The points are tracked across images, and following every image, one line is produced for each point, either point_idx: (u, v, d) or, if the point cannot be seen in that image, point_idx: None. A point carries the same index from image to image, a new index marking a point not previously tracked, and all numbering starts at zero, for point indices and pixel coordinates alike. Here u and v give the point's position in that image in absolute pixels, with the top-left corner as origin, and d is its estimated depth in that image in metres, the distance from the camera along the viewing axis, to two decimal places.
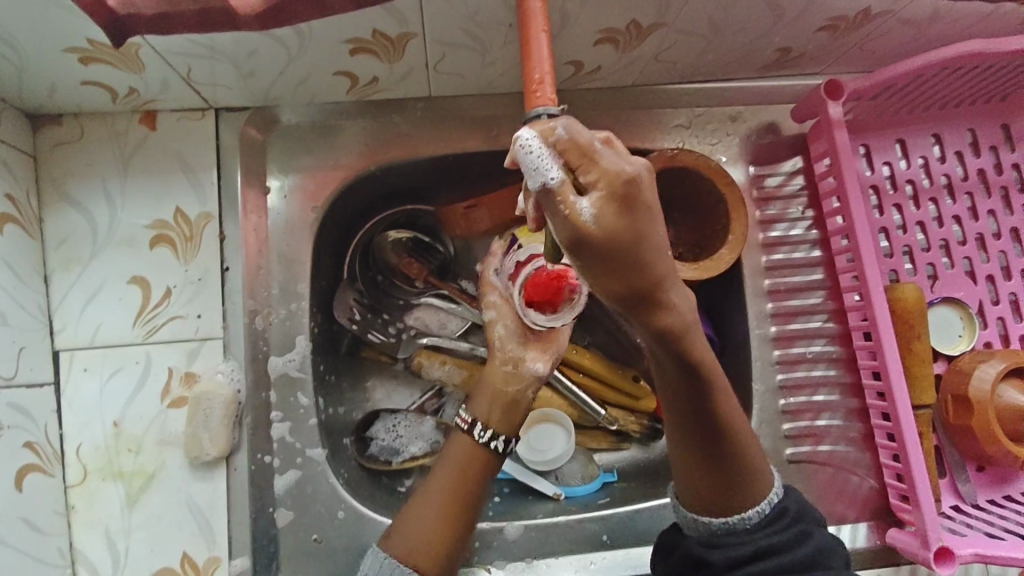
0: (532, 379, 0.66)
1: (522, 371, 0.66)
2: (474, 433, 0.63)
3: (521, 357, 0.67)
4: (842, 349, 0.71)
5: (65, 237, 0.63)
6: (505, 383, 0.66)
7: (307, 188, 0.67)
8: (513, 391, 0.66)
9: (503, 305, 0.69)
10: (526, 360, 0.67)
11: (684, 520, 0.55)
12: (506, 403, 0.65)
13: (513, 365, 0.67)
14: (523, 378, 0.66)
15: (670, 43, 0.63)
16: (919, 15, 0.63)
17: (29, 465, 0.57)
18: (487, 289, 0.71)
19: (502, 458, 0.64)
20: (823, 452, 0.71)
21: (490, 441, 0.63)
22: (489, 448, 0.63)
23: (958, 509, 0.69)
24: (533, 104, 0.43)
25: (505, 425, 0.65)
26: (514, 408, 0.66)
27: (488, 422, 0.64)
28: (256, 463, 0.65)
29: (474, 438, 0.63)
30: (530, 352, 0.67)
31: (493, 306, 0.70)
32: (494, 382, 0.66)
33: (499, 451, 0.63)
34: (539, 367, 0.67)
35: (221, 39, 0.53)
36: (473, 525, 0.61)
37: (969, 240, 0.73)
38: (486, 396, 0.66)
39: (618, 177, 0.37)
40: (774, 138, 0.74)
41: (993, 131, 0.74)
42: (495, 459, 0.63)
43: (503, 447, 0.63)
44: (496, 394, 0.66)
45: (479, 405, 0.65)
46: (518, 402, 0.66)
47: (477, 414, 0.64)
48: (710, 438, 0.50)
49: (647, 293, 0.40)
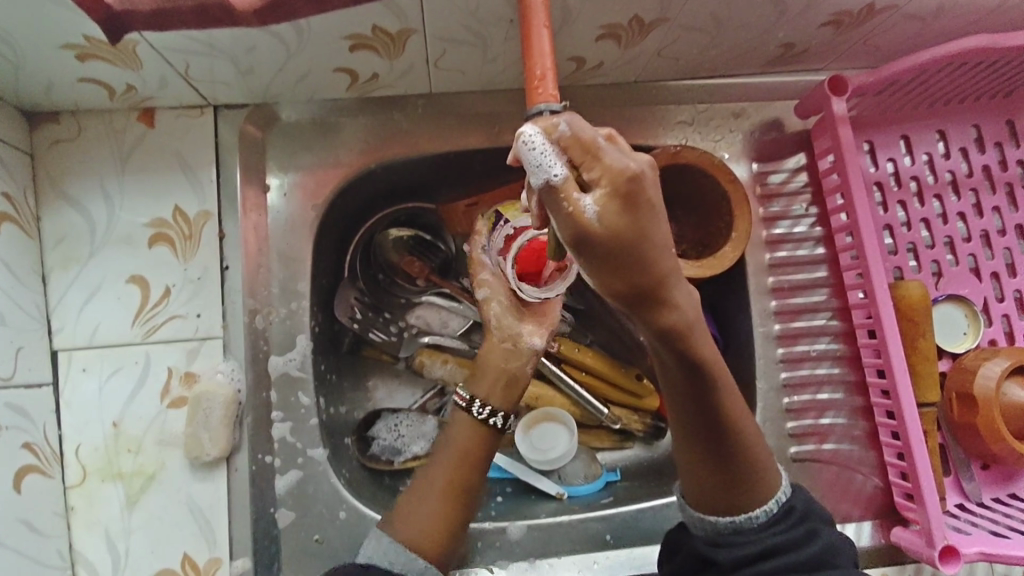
0: (531, 354, 0.66)
1: (521, 347, 0.66)
2: (474, 410, 0.63)
3: (518, 332, 0.66)
4: (846, 347, 0.71)
5: (63, 236, 0.63)
6: (505, 361, 0.65)
7: (307, 187, 0.66)
8: (513, 368, 0.65)
9: (495, 281, 0.67)
10: (524, 336, 0.66)
11: (689, 518, 0.55)
12: (506, 380, 0.65)
13: (511, 342, 0.66)
14: (522, 354, 0.65)
15: (673, 39, 0.63)
16: (924, 10, 0.62)
17: (27, 466, 0.57)
18: (476, 267, 0.69)
19: (501, 435, 0.64)
20: (827, 450, 0.70)
21: (490, 418, 0.63)
22: (488, 425, 0.63)
23: (963, 508, 0.68)
24: (535, 100, 0.42)
25: (506, 400, 0.64)
26: (514, 384, 0.65)
27: (489, 399, 0.64)
28: (257, 463, 0.64)
29: (474, 416, 0.63)
30: (527, 326, 0.67)
31: (484, 285, 0.68)
32: (492, 361, 0.65)
33: (499, 428, 0.63)
34: (537, 341, 0.66)
35: (219, 36, 0.53)
36: (472, 513, 0.61)
37: (973, 236, 0.72)
38: (485, 376, 0.65)
39: (622, 174, 0.37)
40: (778, 135, 0.73)
41: (998, 127, 0.74)
42: (494, 436, 0.63)
43: (503, 423, 0.63)
44: (496, 372, 0.65)
45: (478, 385, 0.64)
46: (519, 378, 0.65)
47: (477, 392, 0.64)
48: (715, 436, 0.49)
49: (649, 292, 0.39)
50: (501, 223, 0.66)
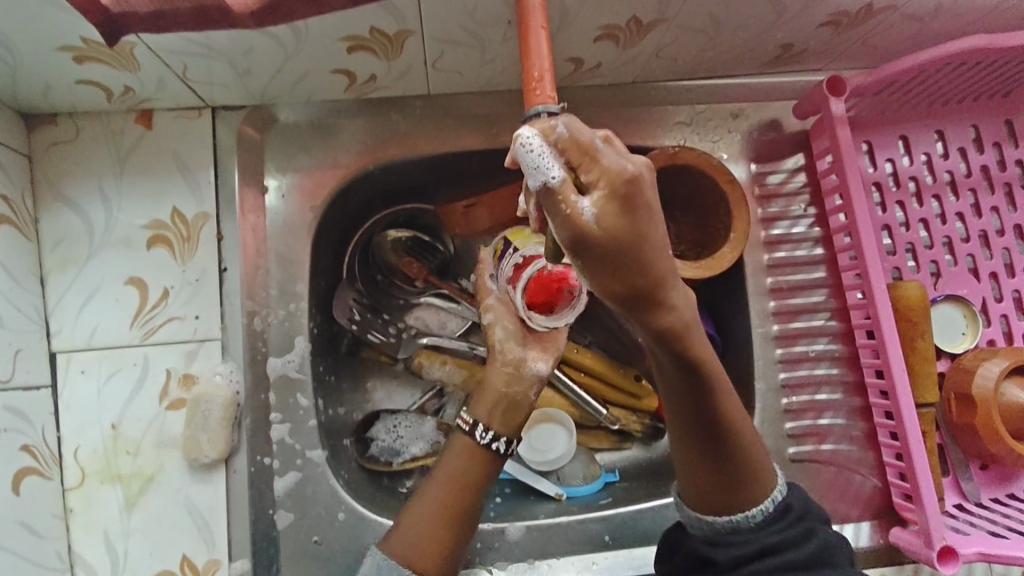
0: (534, 379, 0.66)
1: (524, 371, 0.66)
2: (476, 435, 0.63)
3: (522, 357, 0.66)
4: (844, 347, 0.71)
5: (61, 237, 0.63)
6: (507, 385, 0.65)
7: (305, 188, 0.66)
8: (515, 392, 0.65)
9: (500, 306, 0.68)
10: (527, 361, 0.66)
11: (687, 518, 0.55)
12: (508, 403, 0.64)
13: (514, 367, 0.66)
14: (525, 379, 0.65)
15: (671, 39, 0.63)
16: (922, 10, 0.62)
17: (26, 468, 0.57)
18: (482, 291, 0.69)
19: (503, 459, 0.63)
20: (826, 450, 0.70)
21: (492, 442, 0.62)
22: (490, 449, 0.62)
23: (961, 508, 0.68)
24: (532, 102, 0.42)
25: (507, 425, 0.64)
26: (515, 409, 0.65)
27: (489, 423, 0.63)
28: (256, 464, 0.64)
29: (476, 440, 0.62)
30: (531, 352, 0.67)
31: (490, 308, 0.68)
32: (495, 385, 0.65)
33: (499, 453, 0.63)
34: (541, 367, 0.66)
35: (216, 37, 0.53)
36: (470, 530, 0.61)
37: (972, 237, 0.72)
38: (487, 399, 0.65)
39: (620, 176, 0.36)
40: (776, 135, 0.73)
41: (996, 127, 0.74)
42: (495, 460, 0.62)
43: (504, 448, 0.63)
44: (498, 396, 0.65)
45: (480, 408, 0.64)
46: (521, 403, 0.65)
47: (478, 414, 0.64)
48: (713, 437, 0.49)
49: (647, 292, 0.39)
50: (512, 251, 0.65)
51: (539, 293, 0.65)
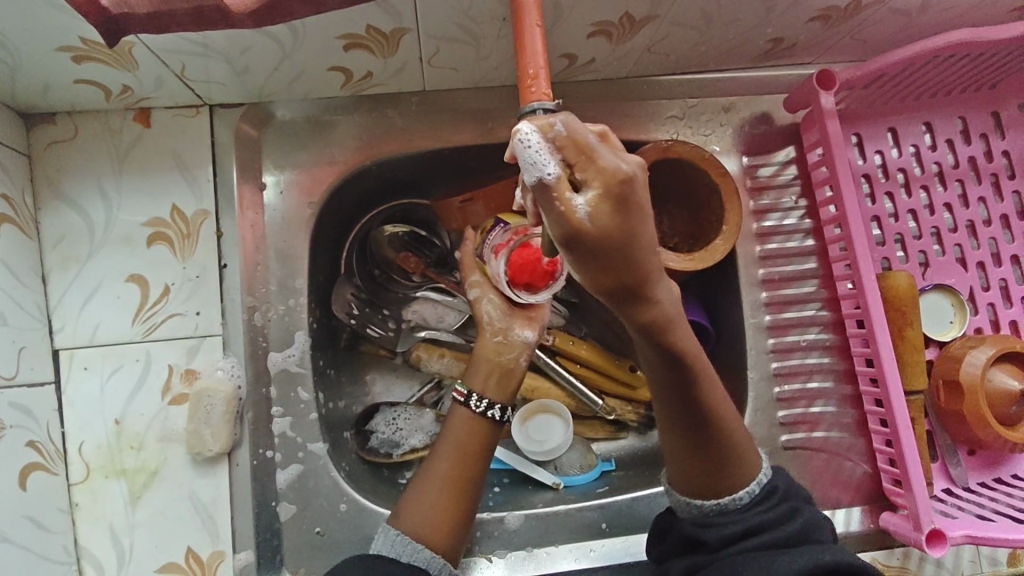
0: (522, 347, 0.68)
1: (512, 340, 0.68)
2: (472, 404, 0.65)
3: (509, 327, 0.69)
4: (835, 336, 0.72)
5: (61, 235, 0.63)
6: (498, 354, 0.68)
7: (303, 184, 0.68)
8: (506, 360, 0.67)
9: (485, 282, 0.69)
10: (515, 330, 0.69)
11: (676, 503, 0.56)
12: (500, 373, 0.67)
13: (503, 336, 0.68)
14: (513, 347, 0.68)
15: (663, 35, 0.63)
16: (910, 5, 0.63)
17: (32, 463, 0.58)
18: (468, 268, 0.71)
19: (501, 427, 0.66)
20: (817, 438, 0.72)
21: (487, 410, 0.65)
22: (486, 417, 0.65)
23: (949, 492, 0.70)
24: (528, 99, 0.43)
25: (501, 394, 0.66)
26: (508, 378, 0.67)
27: (484, 393, 0.66)
28: (259, 458, 0.66)
29: (473, 410, 0.65)
30: (517, 322, 0.69)
31: (476, 285, 0.70)
32: (486, 356, 0.68)
33: (496, 420, 0.65)
34: (529, 335, 0.69)
35: (214, 36, 0.53)
36: (477, 499, 0.62)
37: (959, 227, 0.74)
38: (480, 370, 0.67)
39: (615, 177, 0.37)
40: (767, 128, 0.74)
41: (983, 119, 0.75)
42: (492, 427, 0.65)
43: (500, 416, 0.65)
44: (489, 364, 0.67)
45: (474, 379, 0.67)
46: (512, 371, 0.68)
47: (473, 386, 0.66)
48: (696, 424, 0.50)
49: (634, 288, 0.41)
50: (500, 227, 0.66)
51: (522, 271, 0.66)
